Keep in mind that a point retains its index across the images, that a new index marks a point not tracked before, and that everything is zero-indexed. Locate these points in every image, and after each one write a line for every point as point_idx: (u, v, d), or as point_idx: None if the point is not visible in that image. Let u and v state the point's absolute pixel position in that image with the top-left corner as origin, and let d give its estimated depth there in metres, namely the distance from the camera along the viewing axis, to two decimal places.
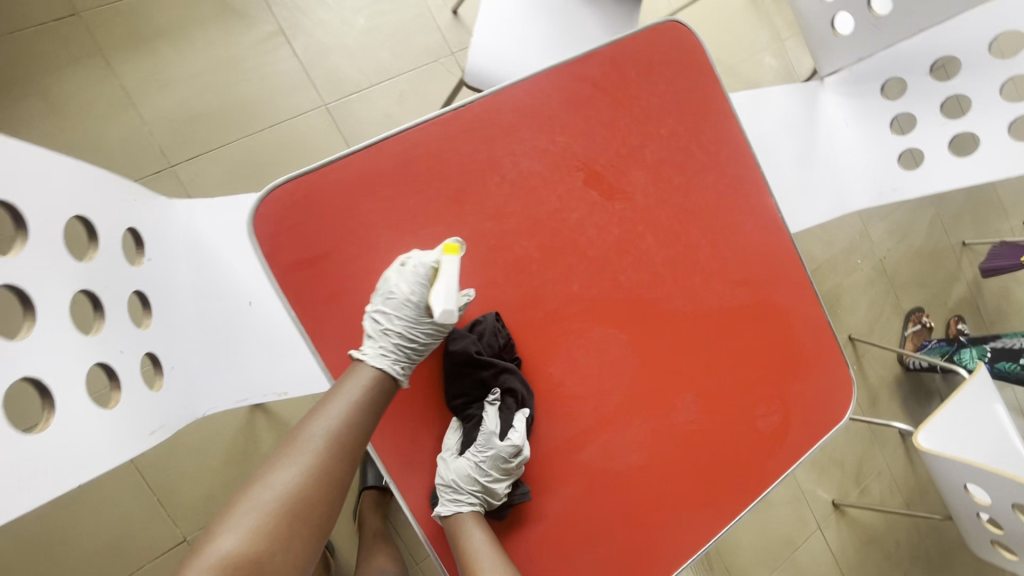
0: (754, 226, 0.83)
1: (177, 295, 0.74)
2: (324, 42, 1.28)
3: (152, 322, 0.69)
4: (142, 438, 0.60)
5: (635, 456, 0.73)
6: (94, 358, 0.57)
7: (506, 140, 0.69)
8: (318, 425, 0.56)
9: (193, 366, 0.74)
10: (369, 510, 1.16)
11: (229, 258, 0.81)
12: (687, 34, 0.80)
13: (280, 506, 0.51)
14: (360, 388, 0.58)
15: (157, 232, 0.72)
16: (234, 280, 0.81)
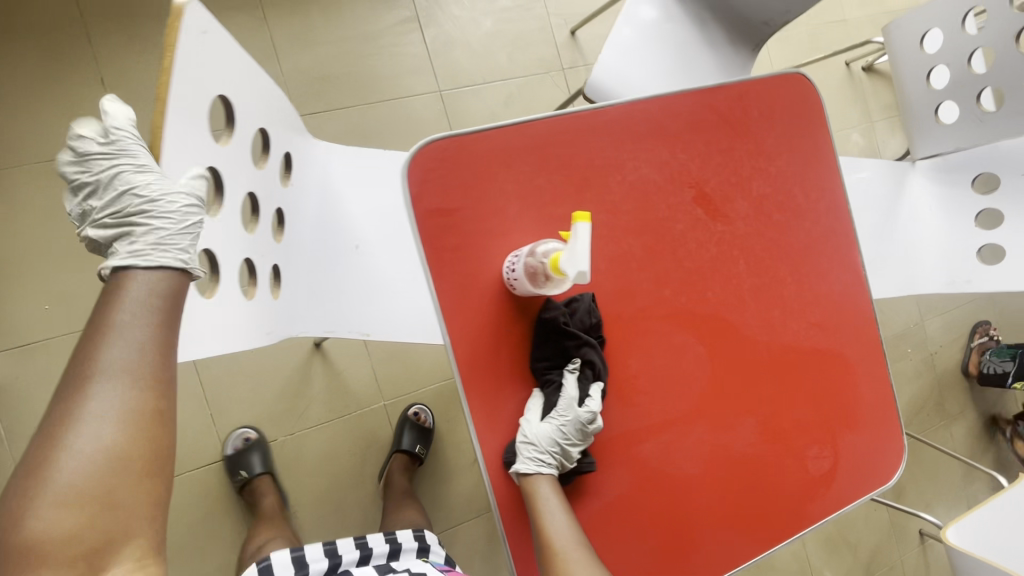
0: (839, 275, 0.86)
1: (302, 220, 0.81)
2: (452, 36, 1.38)
3: (285, 237, 0.76)
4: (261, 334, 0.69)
5: (689, 465, 0.76)
6: (244, 253, 0.66)
7: (634, 146, 0.75)
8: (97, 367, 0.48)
9: (300, 288, 0.81)
10: (398, 472, 1.21)
11: (347, 201, 0.89)
12: (808, 87, 0.85)
13: (96, 461, 0.46)
14: (141, 294, 0.51)
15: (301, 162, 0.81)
16: (351, 223, 0.89)
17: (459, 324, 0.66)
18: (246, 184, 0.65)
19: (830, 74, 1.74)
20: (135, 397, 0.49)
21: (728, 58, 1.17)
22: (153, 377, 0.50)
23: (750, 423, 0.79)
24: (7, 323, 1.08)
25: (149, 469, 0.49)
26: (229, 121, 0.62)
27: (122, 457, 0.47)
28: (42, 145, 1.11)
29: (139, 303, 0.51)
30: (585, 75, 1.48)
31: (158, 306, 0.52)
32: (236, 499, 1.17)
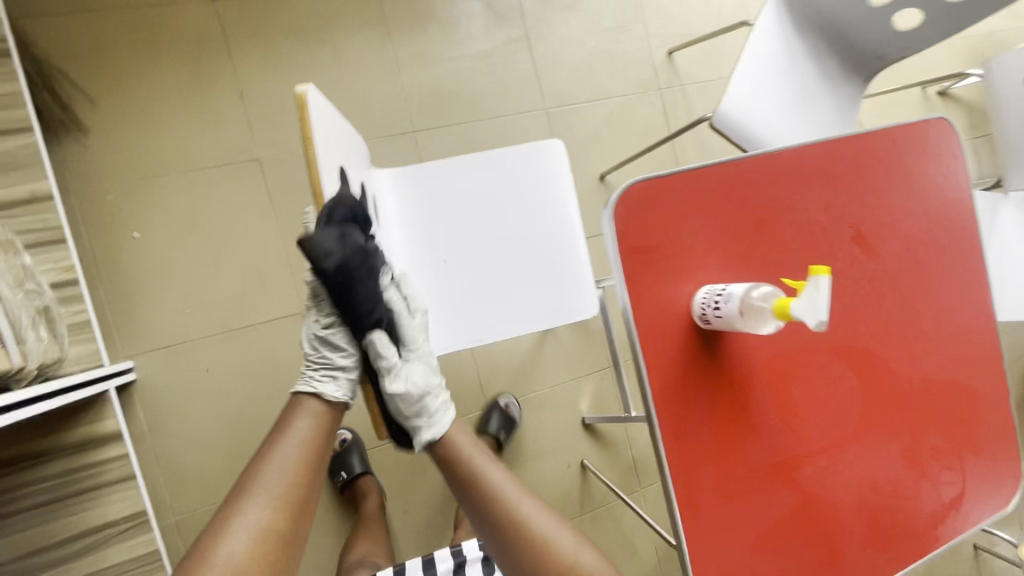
0: (972, 311, 0.91)
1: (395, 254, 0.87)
2: (558, 55, 1.42)
3: None
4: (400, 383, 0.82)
5: (841, 488, 0.81)
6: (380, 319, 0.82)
7: (802, 188, 0.80)
8: (276, 455, 0.65)
9: None
10: None
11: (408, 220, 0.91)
12: (950, 133, 0.90)
13: (261, 532, 0.59)
14: (307, 419, 0.69)
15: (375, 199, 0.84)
16: (437, 239, 0.92)
17: (654, 352, 0.72)
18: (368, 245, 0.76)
19: (908, 98, 1.78)
20: (280, 504, 0.62)
21: (841, 90, 1.21)
22: (296, 477, 0.64)
23: (892, 450, 0.85)
24: (152, 325, 1.13)
25: (281, 551, 0.60)
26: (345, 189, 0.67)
27: (271, 536, 0.59)
28: (184, 155, 1.15)
29: (305, 427, 0.69)
30: (680, 95, 1.52)
31: (315, 432, 0.69)
32: (340, 499, 1.21)
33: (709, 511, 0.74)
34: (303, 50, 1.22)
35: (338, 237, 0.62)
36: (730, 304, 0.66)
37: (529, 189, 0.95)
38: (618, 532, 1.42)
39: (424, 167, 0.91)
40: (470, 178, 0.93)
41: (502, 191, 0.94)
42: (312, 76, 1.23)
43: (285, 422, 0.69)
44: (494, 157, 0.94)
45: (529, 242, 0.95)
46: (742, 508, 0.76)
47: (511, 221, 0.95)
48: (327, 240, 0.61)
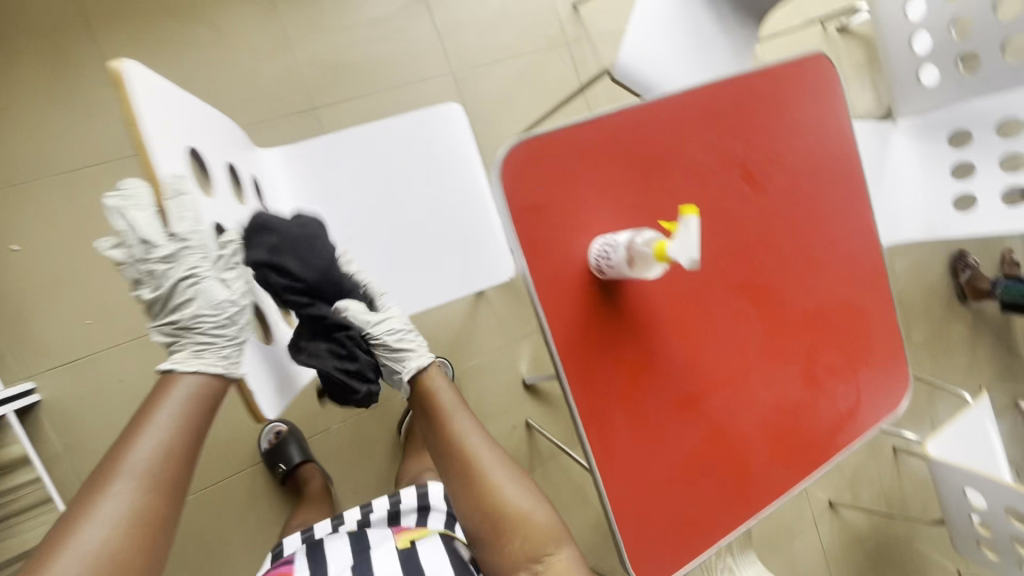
0: (858, 237, 0.97)
1: None
2: (459, 15, 1.38)
3: None
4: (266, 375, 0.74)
5: (747, 414, 0.87)
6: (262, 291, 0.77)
7: (687, 133, 0.81)
8: (140, 449, 0.58)
9: None
10: None
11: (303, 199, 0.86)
12: (828, 66, 0.93)
13: (128, 525, 0.55)
14: (184, 397, 0.62)
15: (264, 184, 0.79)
16: (339, 216, 0.88)
17: (557, 308, 0.73)
18: None
19: (809, 36, 1.84)
20: (150, 487, 0.57)
21: (734, 32, 1.23)
22: (158, 473, 0.58)
23: (793, 374, 0.91)
24: (49, 342, 1.06)
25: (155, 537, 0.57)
26: (203, 171, 0.66)
27: (138, 525, 0.55)
28: (54, 155, 1.05)
29: (181, 399, 0.62)
30: (590, 49, 1.51)
31: (196, 410, 0.62)
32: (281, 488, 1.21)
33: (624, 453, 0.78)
34: (176, 29, 1.14)
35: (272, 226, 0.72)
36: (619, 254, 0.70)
37: (431, 157, 0.93)
38: (570, 483, 1.48)
39: (315, 142, 0.87)
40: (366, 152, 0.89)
41: (401, 162, 0.91)
42: (192, 58, 1.15)
43: (155, 395, 0.61)
44: (390, 126, 0.90)
45: (435, 212, 0.93)
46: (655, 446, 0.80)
47: (414, 193, 0.92)
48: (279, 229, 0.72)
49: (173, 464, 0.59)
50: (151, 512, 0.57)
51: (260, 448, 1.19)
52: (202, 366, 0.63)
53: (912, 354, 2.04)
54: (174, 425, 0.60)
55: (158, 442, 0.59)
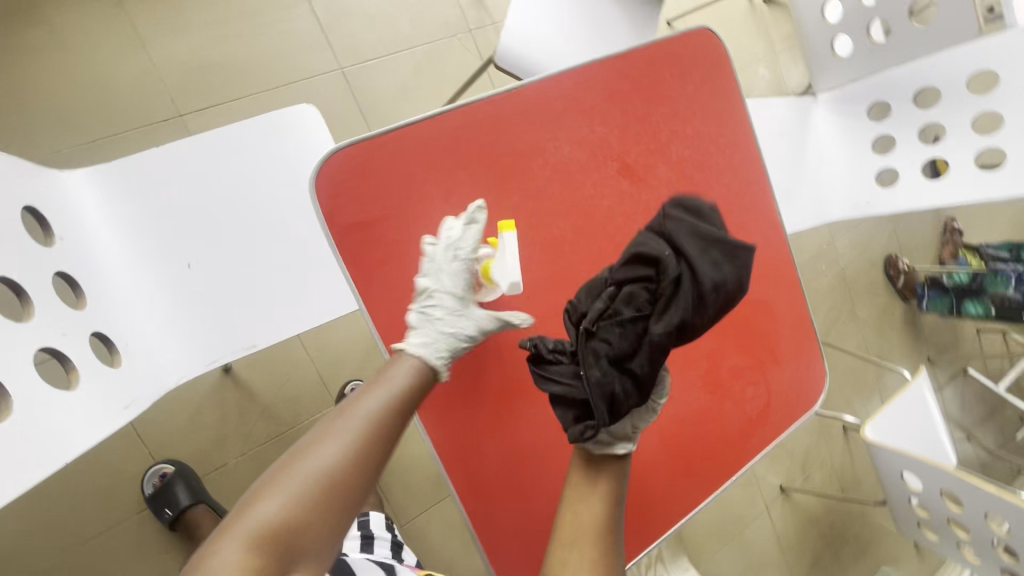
0: (759, 227, 0.90)
1: (111, 270, 0.72)
2: (344, 4, 1.26)
3: (88, 304, 0.66)
4: (119, 412, 0.62)
5: (641, 430, 0.81)
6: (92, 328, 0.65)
7: (551, 126, 0.73)
8: None
9: (150, 341, 0.74)
10: None
11: (123, 223, 0.74)
12: (715, 42, 0.85)
13: None
14: (410, 378, 0.60)
15: (60, 211, 0.67)
16: (172, 241, 0.77)
17: (401, 336, 0.65)
18: (49, 267, 0.63)
19: (735, 8, 1.75)
20: None
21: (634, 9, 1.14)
22: None
23: (693, 381, 0.85)
24: None
25: None
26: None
27: None
28: None
29: (403, 381, 0.59)
30: (495, 34, 1.41)
31: None
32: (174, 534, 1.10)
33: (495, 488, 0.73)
34: (6, 35, 1.01)
35: (714, 261, 0.56)
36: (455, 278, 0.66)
37: (280, 166, 0.82)
38: None
39: (133, 156, 0.75)
40: (200, 164, 0.78)
41: (245, 174, 0.81)
42: (27, 68, 1.02)
43: None
44: (228, 133, 0.79)
45: (292, 228, 0.83)
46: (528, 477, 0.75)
47: (265, 208, 0.82)
48: (706, 265, 0.56)
49: (378, 443, 0.56)
50: (343, 479, 0.53)
51: (145, 494, 1.08)
52: None
53: (858, 330, 2.01)
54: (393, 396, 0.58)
55: (366, 417, 0.56)
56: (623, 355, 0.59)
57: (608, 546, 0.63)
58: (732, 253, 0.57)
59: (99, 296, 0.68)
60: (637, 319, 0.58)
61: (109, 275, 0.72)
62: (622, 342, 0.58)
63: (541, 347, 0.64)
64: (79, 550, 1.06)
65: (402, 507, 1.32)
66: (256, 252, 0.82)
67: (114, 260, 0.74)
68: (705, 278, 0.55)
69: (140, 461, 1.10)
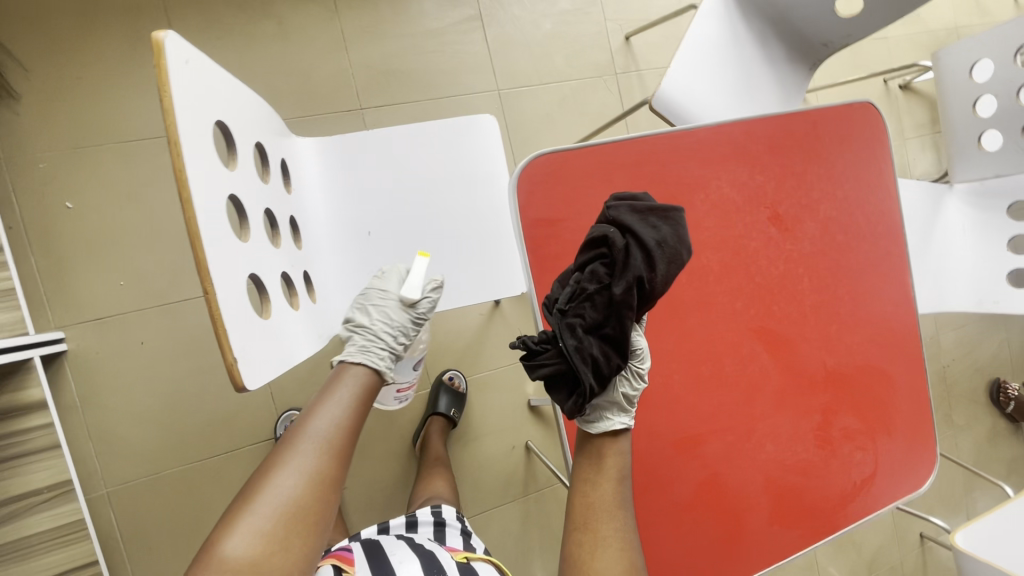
0: (892, 296, 0.92)
1: (317, 222, 0.85)
2: (512, 36, 1.42)
3: (303, 245, 0.77)
4: (315, 339, 0.73)
5: (750, 469, 0.83)
6: (304, 267, 0.75)
7: (716, 166, 0.80)
8: (316, 425, 0.65)
9: (332, 289, 0.86)
10: (436, 434, 1.28)
11: (332, 187, 0.88)
12: (877, 118, 0.90)
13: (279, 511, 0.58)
14: (353, 385, 0.71)
15: (296, 168, 0.81)
16: (363, 210, 0.90)
17: None
18: (288, 210, 0.74)
19: (870, 90, 1.78)
20: (310, 479, 0.62)
21: (785, 77, 1.21)
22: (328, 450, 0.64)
23: (806, 432, 0.86)
24: (86, 295, 1.12)
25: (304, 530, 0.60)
26: (265, 162, 0.69)
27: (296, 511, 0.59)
28: (119, 124, 1.14)
29: (347, 393, 0.69)
30: (637, 81, 1.52)
31: (353, 406, 0.69)
32: None
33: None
34: (246, 22, 1.22)
35: (653, 225, 0.62)
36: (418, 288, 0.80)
37: (460, 162, 0.94)
38: (561, 513, 1.44)
39: (351, 135, 0.89)
40: (398, 151, 0.92)
41: (430, 166, 0.93)
42: (255, 50, 1.22)
43: (331, 382, 0.71)
44: (425, 128, 0.93)
45: (456, 217, 0.94)
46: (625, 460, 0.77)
47: (439, 196, 0.94)
48: (646, 230, 0.62)
49: (343, 446, 0.66)
50: (323, 476, 0.63)
51: (276, 434, 1.21)
52: (367, 357, 0.73)
53: (951, 435, 1.90)
54: (341, 407, 0.68)
55: (324, 429, 0.65)
56: (598, 323, 0.63)
57: (623, 518, 0.67)
58: (666, 214, 0.63)
59: (309, 244, 0.81)
60: (600, 292, 0.62)
61: (315, 227, 0.85)
62: (594, 313, 0.63)
63: (527, 341, 0.66)
64: (195, 466, 1.18)
65: (467, 500, 1.37)
66: (424, 233, 0.93)
67: (317, 217, 0.87)
68: (645, 238, 0.61)
69: (261, 399, 1.22)
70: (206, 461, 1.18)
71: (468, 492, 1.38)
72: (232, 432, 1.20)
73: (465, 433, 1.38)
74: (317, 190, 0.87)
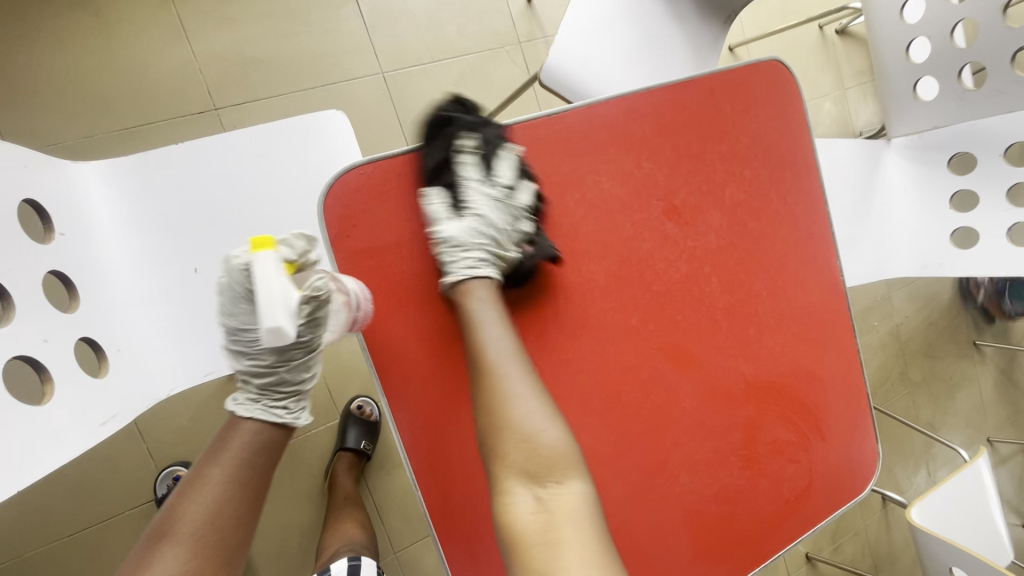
0: (817, 286, 0.80)
1: (111, 270, 0.68)
2: (392, 7, 1.23)
3: (79, 306, 0.62)
4: (93, 429, 0.58)
5: (666, 507, 0.71)
6: (79, 333, 0.61)
7: (591, 157, 0.66)
8: (193, 502, 0.57)
9: (142, 349, 0.70)
10: (343, 472, 1.15)
11: (133, 221, 0.71)
12: (786, 78, 0.77)
13: None
14: (241, 449, 0.61)
15: (67, 205, 0.64)
16: (183, 244, 0.74)
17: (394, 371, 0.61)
18: (41, 267, 0.58)
19: (804, 38, 1.64)
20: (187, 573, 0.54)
21: (697, 33, 1.06)
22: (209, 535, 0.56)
23: (726, 453, 0.75)
24: None
25: None
26: None
27: None
28: None
29: (237, 454, 0.60)
30: (545, 48, 1.35)
31: (245, 467, 0.60)
32: None
33: (480, 533, 0.64)
34: (54, 17, 1.01)
35: None
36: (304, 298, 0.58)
37: (303, 173, 0.78)
38: None
39: (152, 153, 0.72)
40: (219, 166, 0.75)
41: (264, 181, 0.76)
42: (69, 49, 1.02)
43: (215, 446, 0.61)
44: (250, 134, 0.75)
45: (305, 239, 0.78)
46: None
47: (280, 216, 0.78)
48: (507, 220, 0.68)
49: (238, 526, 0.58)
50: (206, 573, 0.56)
51: (156, 494, 1.06)
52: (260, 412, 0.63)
53: (909, 393, 1.85)
54: (227, 480, 0.59)
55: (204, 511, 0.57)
56: None
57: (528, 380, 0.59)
58: None
59: (95, 299, 0.65)
60: None
61: (110, 275, 0.68)
62: None
63: None
64: (64, 542, 1.03)
65: (396, 535, 1.25)
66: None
67: (118, 261, 0.70)
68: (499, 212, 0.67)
69: (136, 457, 1.07)
70: (76, 536, 1.03)
71: (395, 527, 1.25)
72: (105, 498, 1.05)
73: (385, 462, 1.25)
74: (115, 226, 0.70)
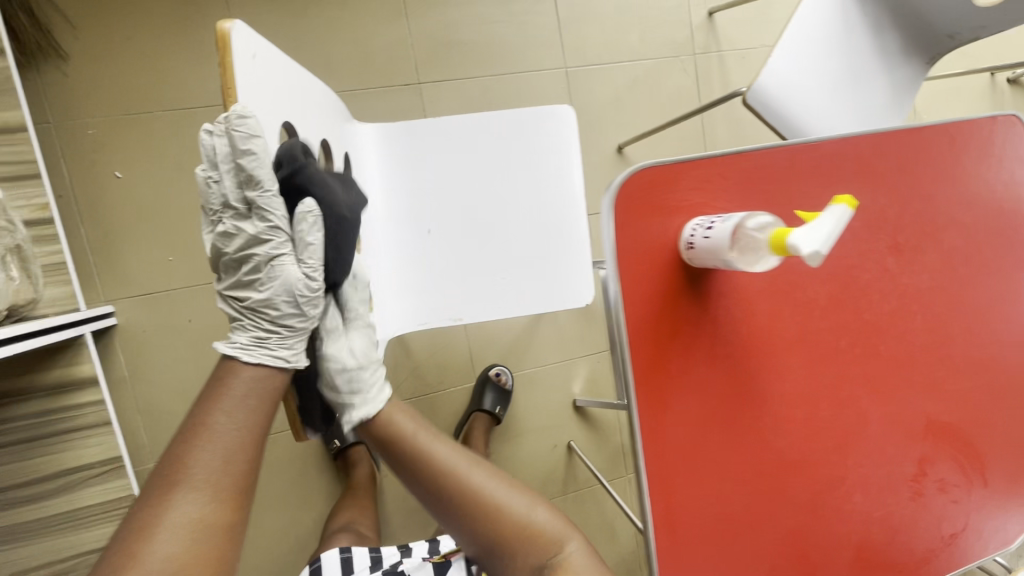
0: (1008, 338, 0.82)
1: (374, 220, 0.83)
2: (582, 7, 1.29)
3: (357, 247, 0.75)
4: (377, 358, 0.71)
5: (836, 519, 0.76)
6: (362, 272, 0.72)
7: (838, 187, 0.70)
8: (204, 440, 0.54)
9: (384, 292, 0.83)
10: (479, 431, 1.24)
11: (391, 184, 0.87)
12: (1019, 134, 0.79)
13: (184, 550, 0.49)
14: (246, 387, 0.59)
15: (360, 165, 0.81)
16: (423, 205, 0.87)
17: (640, 352, 0.65)
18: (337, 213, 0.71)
19: (973, 83, 1.59)
20: (217, 496, 0.53)
21: (897, 70, 1.07)
22: (229, 478, 0.54)
23: (896, 482, 0.79)
24: (132, 270, 1.09)
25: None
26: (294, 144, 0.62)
27: (210, 532, 0.51)
28: (176, 94, 1.08)
29: (242, 393, 0.58)
30: (717, 63, 1.38)
31: (257, 409, 0.58)
32: (328, 462, 1.21)
33: (683, 510, 0.69)
34: None
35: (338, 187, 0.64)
36: (725, 225, 0.57)
37: (530, 157, 0.89)
38: (597, 518, 1.40)
39: (415, 127, 0.87)
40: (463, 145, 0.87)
41: (500, 165, 0.88)
42: (310, 14, 1.13)
43: (211, 386, 0.59)
44: (492, 123, 0.88)
45: (524, 221, 0.89)
46: (706, 508, 0.69)
47: (506, 197, 0.89)
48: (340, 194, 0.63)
49: (246, 470, 0.56)
50: (219, 525, 0.52)
51: None
52: (268, 357, 0.61)
53: None
54: (236, 410, 0.57)
55: (220, 450, 0.54)
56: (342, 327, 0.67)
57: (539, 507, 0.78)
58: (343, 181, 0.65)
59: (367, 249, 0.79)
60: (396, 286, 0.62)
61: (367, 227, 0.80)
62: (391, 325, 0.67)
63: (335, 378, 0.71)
64: None
65: None
66: (490, 234, 0.88)
67: (380, 222, 0.85)
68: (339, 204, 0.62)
69: None
70: None
71: None
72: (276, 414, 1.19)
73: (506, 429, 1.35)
74: (379, 185, 0.86)
